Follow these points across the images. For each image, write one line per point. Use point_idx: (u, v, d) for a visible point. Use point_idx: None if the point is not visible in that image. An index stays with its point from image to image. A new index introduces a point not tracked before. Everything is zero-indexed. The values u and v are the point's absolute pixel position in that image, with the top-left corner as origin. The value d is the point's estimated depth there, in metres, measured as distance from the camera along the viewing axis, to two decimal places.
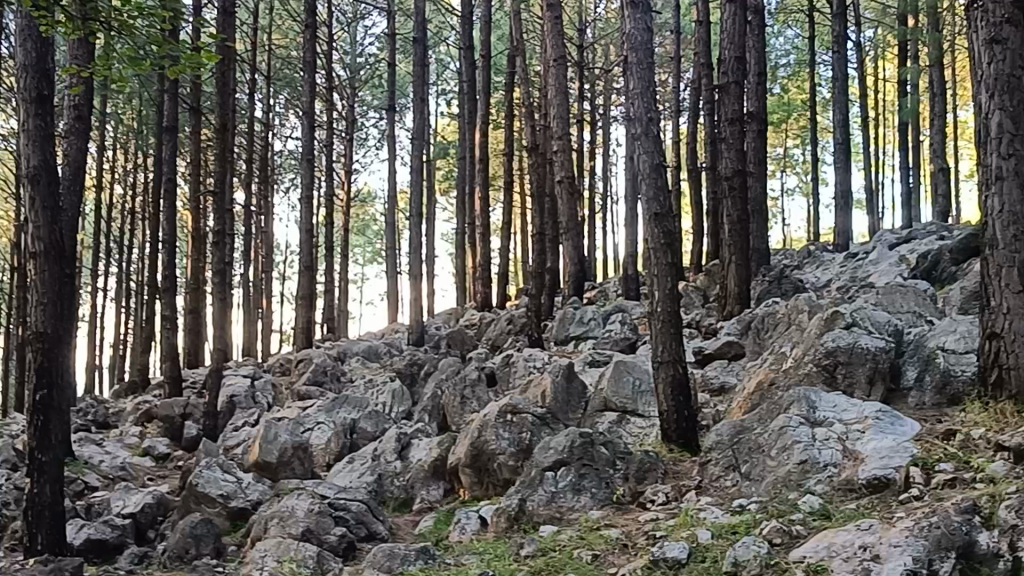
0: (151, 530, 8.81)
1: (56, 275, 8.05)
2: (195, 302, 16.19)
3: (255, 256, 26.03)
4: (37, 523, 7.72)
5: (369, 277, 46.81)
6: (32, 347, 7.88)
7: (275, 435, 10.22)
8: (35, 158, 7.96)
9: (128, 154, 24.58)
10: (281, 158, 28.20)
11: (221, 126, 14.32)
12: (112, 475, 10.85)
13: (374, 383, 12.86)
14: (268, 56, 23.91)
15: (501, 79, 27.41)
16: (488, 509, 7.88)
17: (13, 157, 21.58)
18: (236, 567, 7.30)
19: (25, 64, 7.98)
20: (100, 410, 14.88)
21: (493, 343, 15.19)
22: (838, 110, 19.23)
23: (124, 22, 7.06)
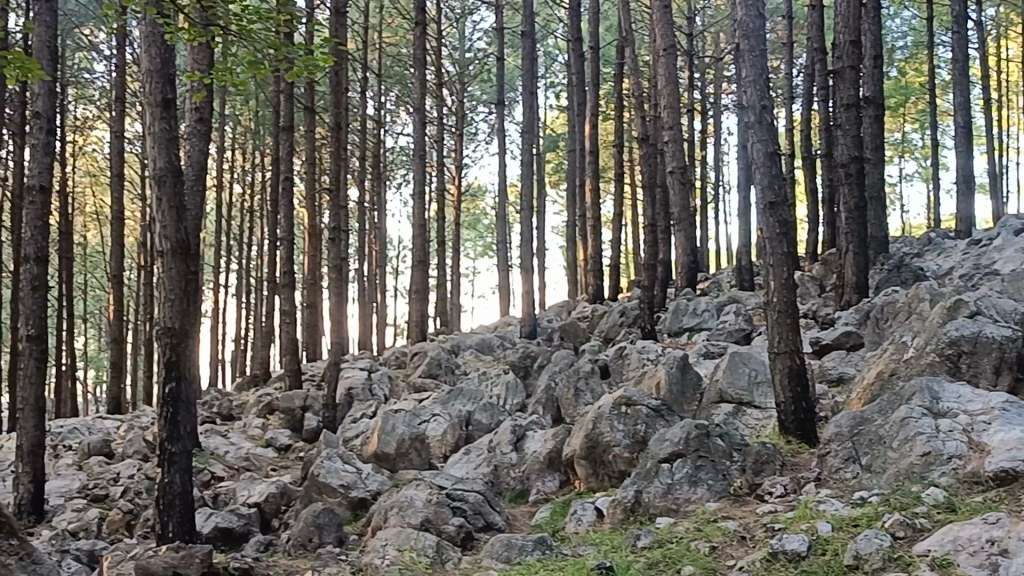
0: (275, 519, 9.07)
1: (182, 273, 8.27)
2: (313, 297, 16.54)
3: (369, 250, 26.47)
4: (168, 512, 8.02)
5: (481, 270, 47.17)
6: (160, 342, 8.14)
7: (393, 426, 10.37)
8: (161, 160, 8.24)
9: (246, 154, 25.23)
10: (392, 155, 28.59)
11: (336, 124, 14.60)
12: (236, 466, 11.19)
13: (488, 375, 12.96)
14: (380, 55, 24.32)
15: (610, 70, 27.33)
16: (604, 501, 7.89)
17: (137, 159, 22.34)
18: (358, 556, 7.48)
19: (149, 70, 8.29)
20: (225, 403, 15.33)
21: (606, 335, 15.16)
22: (959, 93, 18.64)
23: (243, 28, 7.31)
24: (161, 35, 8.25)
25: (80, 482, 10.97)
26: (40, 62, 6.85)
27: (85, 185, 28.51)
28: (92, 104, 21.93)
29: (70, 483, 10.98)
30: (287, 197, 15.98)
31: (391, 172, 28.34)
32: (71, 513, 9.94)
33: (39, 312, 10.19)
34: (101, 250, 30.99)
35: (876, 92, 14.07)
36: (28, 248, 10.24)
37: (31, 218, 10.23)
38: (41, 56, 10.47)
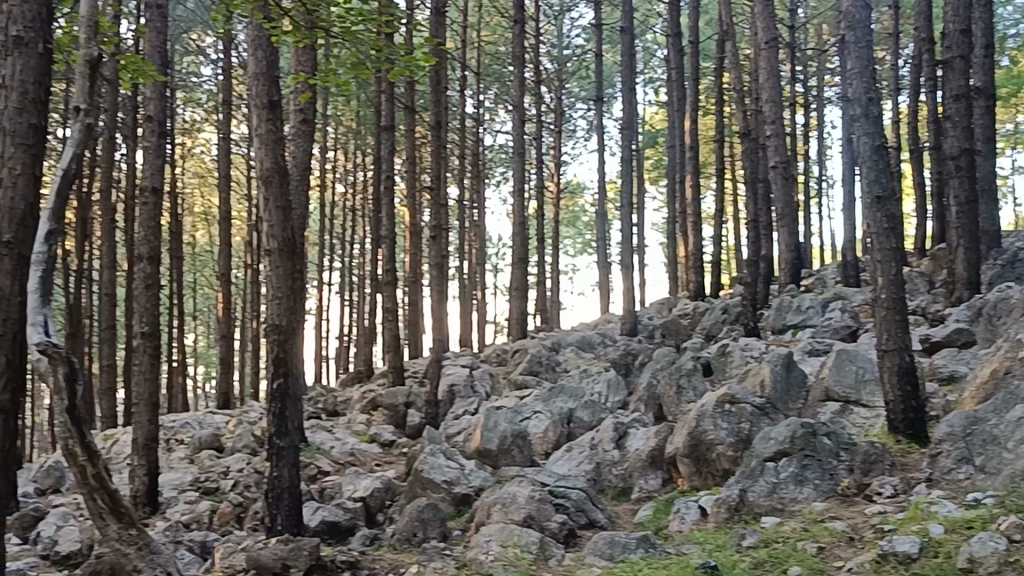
0: (380, 514, 9.20)
1: (288, 271, 8.42)
2: (414, 294, 16.72)
3: (469, 248, 26.63)
4: (277, 505, 8.19)
5: (580, 267, 47.10)
6: (268, 339, 8.32)
7: (496, 423, 10.42)
8: (267, 161, 8.42)
9: (348, 153, 25.60)
10: (491, 153, 28.73)
11: (436, 123, 14.74)
12: (342, 461, 11.39)
13: (589, 373, 12.94)
14: (479, 53, 24.46)
15: (710, 64, 27.03)
16: (708, 500, 7.82)
17: (244, 160, 22.81)
18: (462, 552, 7.54)
19: (256, 73, 8.49)
20: (330, 399, 15.60)
21: (708, 332, 15.01)
22: None
23: (348, 29, 7.43)
24: (268, 38, 8.45)
25: (192, 475, 11.30)
26: (153, 64, 7.15)
27: (194, 186, 29.25)
28: (200, 107, 22.49)
29: (183, 476, 11.31)
30: (388, 196, 16.16)
31: (490, 169, 28.46)
32: (184, 505, 10.24)
33: (152, 310, 10.50)
34: (209, 249, 31.80)
35: (987, 82, 13.64)
36: (142, 246, 10.55)
37: (145, 218, 10.54)
38: (154, 60, 10.77)
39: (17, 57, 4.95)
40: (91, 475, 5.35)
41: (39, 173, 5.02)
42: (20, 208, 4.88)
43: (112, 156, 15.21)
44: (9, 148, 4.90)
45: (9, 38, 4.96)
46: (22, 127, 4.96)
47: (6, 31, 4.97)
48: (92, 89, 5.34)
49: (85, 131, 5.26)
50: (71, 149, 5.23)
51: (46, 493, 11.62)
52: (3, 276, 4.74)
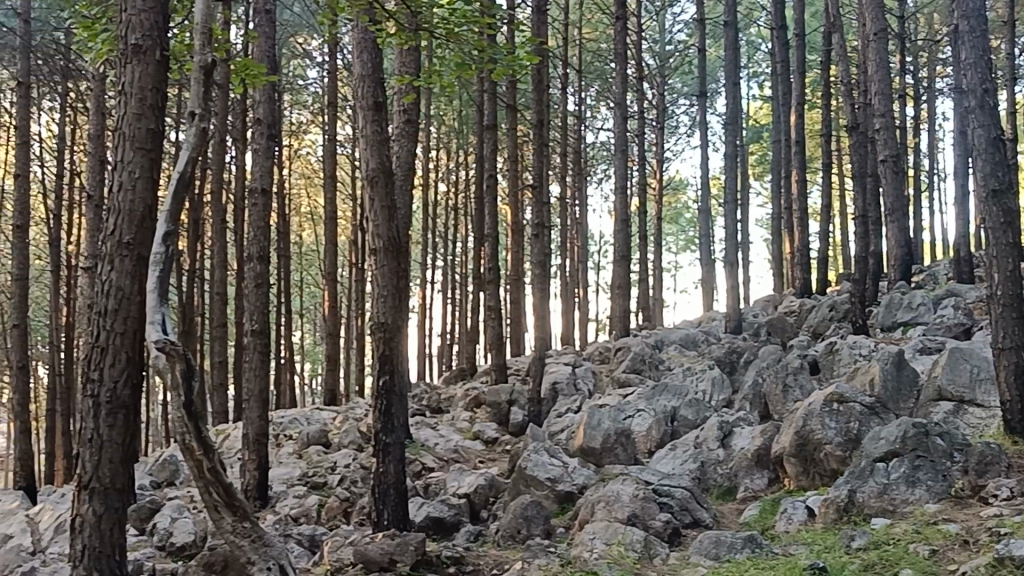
0: (484, 510, 9.26)
1: (394, 270, 8.54)
2: (517, 292, 16.79)
3: (571, 246, 26.62)
4: (383, 500, 8.30)
5: (684, 265, 46.69)
6: (374, 336, 8.47)
7: (599, 420, 10.38)
8: (373, 161, 8.57)
9: (451, 152, 25.80)
10: (593, 150, 28.66)
11: (539, 121, 14.78)
12: (446, 457, 11.49)
13: (693, 371, 12.83)
14: (580, 50, 24.42)
15: (817, 57, 26.54)
16: (816, 500, 7.69)
17: (349, 160, 23.17)
18: (566, 549, 7.55)
19: (362, 75, 8.62)
20: (434, 396, 15.76)
21: (814, 330, 14.75)
22: None
23: (451, 30, 7.54)
24: (373, 40, 8.59)
25: (300, 470, 11.53)
26: (264, 67, 7.34)
27: (300, 186, 29.87)
28: (307, 109, 22.93)
29: (291, 471, 11.56)
30: (490, 193, 16.25)
31: (592, 167, 28.42)
32: (293, 499, 10.46)
33: (262, 308, 10.74)
34: (316, 248, 32.37)
35: None
36: (252, 246, 10.81)
37: (255, 218, 10.78)
38: (263, 64, 11.05)
39: (135, 65, 5.22)
40: (206, 470, 5.20)
41: (156, 176, 5.29)
42: (139, 211, 5.21)
43: (223, 158, 15.61)
44: (129, 153, 5.21)
45: (128, 47, 5.23)
46: (141, 132, 5.23)
47: (126, 39, 5.23)
48: (208, 95, 5.47)
49: (200, 137, 5.46)
50: (187, 153, 5.42)
51: (161, 486, 11.99)
52: (122, 276, 5.13)
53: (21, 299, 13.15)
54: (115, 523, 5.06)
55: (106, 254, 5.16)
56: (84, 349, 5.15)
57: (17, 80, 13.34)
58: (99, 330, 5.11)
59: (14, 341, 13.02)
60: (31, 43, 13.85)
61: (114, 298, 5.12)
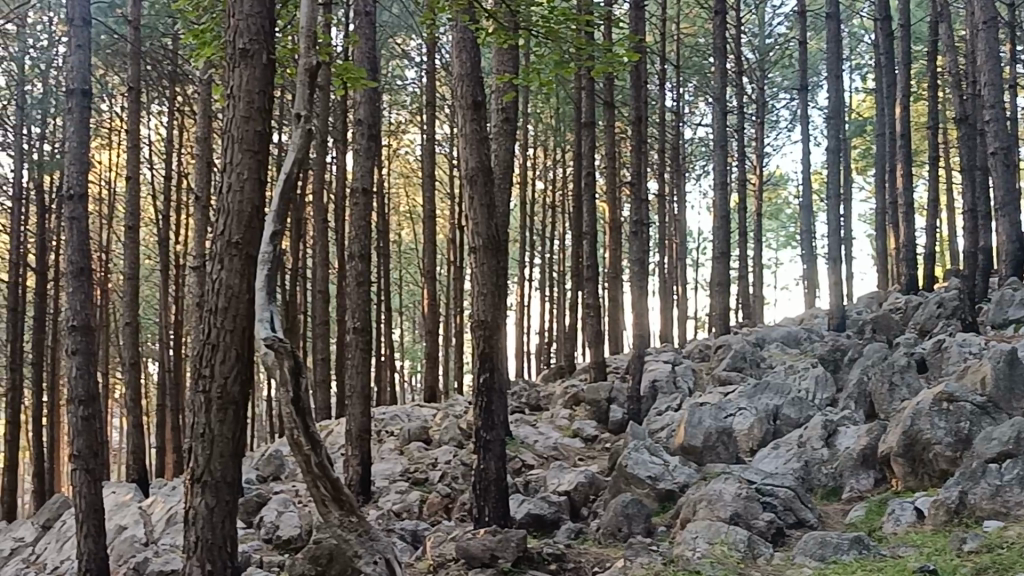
0: (585, 508, 9.25)
1: (494, 268, 8.62)
2: (616, 290, 16.72)
3: (670, 242, 26.41)
4: (484, 497, 8.36)
5: (784, 262, 45.98)
6: (475, 334, 8.56)
7: (700, 419, 10.31)
8: (472, 160, 8.64)
9: (548, 149, 25.80)
10: (691, 146, 28.38)
11: (638, 118, 14.70)
12: (545, 455, 11.52)
13: (795, 369, 12.63)
14: (678, 46, 24.17)
15: (923, 47, 25.85)
16: (925, 501, 7.52)
17: (447, 159, 23.33)
18: (668, 547, 7.50)
19: (461, 74, 8.68)
20: (533, 393, 15.77)
21: (922, 327, 14.39)
22: None
23: (550, 29, 7.61)
24: (473, 40, 8.68)
25: (402, 466, 11.68)
26: (365, 69, 7.46)
27: (400, 185, 30.20)
28: (406, 108, 23.16)
29: (393, 467, 11.70)
30: (588, 191, 16.21)
31: (691, 162, 28.16)
32: (395, 495, 10.59)
33: (364, 306, 10.89)
34: (415, 246, 32.67)
35: None
36: (354, 245, 10.98)
37: (356, 218, 10.95)
38: (364, 66, 11.21)
39: (242, 69, 5.35)
40: (314, 465, 5.27)
41: (264, 177, 5.40)
42: (247, 211, 5.33)
43: (324, 159, 15.84)
44: (237, 155, 5.33)
45: (236, 51, 5.36)
46: (249, 134, 5.35)
47: (234, 44, 5.36)
48: (312, 97, 5.58)
49: (306, 138, 5.56)
50: (293, 155, 5.54)
51: (267, 480, 12.23)
52: (231, 275, 5.26)
53: (132, 297, 13.53)
54: (225, 515, 5.20)
55: (216, 254, 5.30)
56: (196, 346, 5.29)
57: (128, 86, 13.73)
58: (210, 328, 5.24)
59: (127, 338, 13.42)
60: (142, 50, 14.24)
61: (224, 296, 5.25)
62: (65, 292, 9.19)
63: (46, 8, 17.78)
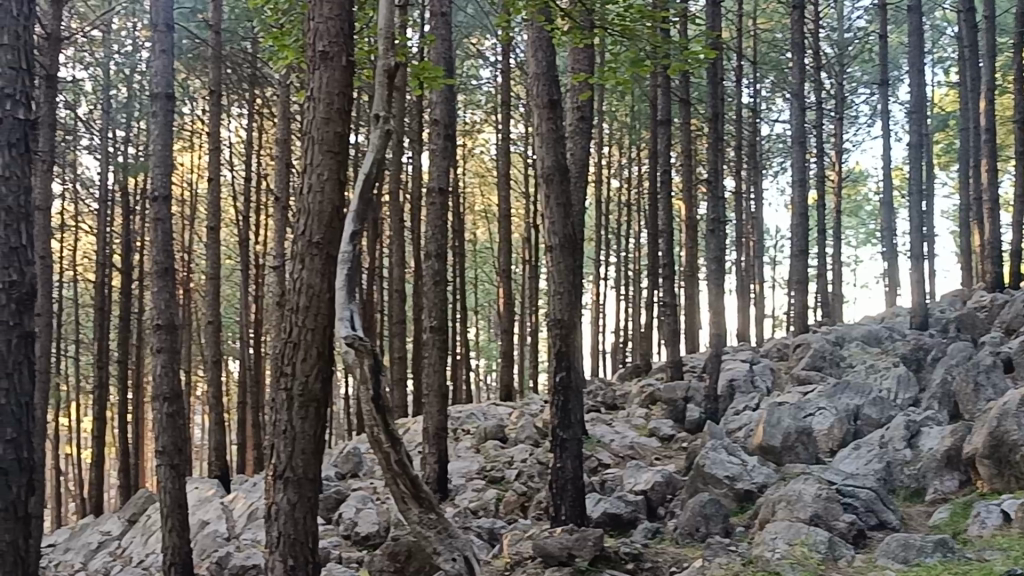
0: (662, 507, 9.21)
1: (570, 267, 8.63)
2: (692, 288, 16.59)
3: (747, 240, 26.10)
4: (561, 495, 8.37)
5: (865, 259, 45.21)
6: (553, 332, 8.60)
7: (779, 419, 10.19)
8: (549, 158, 8.65)
9: (623, 147, 25.68)
10: (768, 142, 28.05)
11: (715, 114, 14.59)
12: (621, 454, 11.49)
13: (876, 369, 12.42)
14: (755, 42, 23.89)
15: (1009, 39, 25.20)
16: (1013, 503, 7.35)
17: (522, 157, 23.35)
18: (747, 547, 7.44)
19: (537, 73, 8.71)
20: (609, 392, 15.71)
21: (1008, 326, 14.04)
22: None
23: (626, 27, 7.63)
24: (548, 39, 8.70)
25: (478, 464, 11.74)
26: (442, 70, 7.56)
27: (475, 185, 30.31)
28: (481, 108, 23.24)
29: (469, 465, 11.75)
30: (664, 188, 16.09)
31: (769, 160, 27.83)
32: (472, 493, 10.64)
33: (441, 305, 10.96)
34: (490, 244, 32.77)
35: None
36: (430, 245, 11.05)
37: (433, 218, 11.04)
38: (440, 66, 11.28)
39: (323, 70, 5.42)
40: (394, 462, 5.36)
41: (345, 177, 5.47)
42: (328, 211, 5.40)
43: (400, 160, 15.94)
44: (318, 156, 5.41)
45: (316, 54, 5.44)
46: (329, 136, 5.42)
47: (314, 47, 5.44)
48: (391, 98, 5.63)
49: (384, 138, 5.62)
50: (372, 155, 5.60)
51: (346, 477, 12.36)
52: (312, 274, 5.33)
53: (214, 297, 13.77)
54: (307, 511, 5.27)
55: (298, 254, 5.39)
56: (279, 344, 5.38)
57: (209, 89, 14.00)
58: (292, 326, 5.33)
59: (209, 337, 13.67)
60: (223, 55, 14.51)
61: (305, 295, 5.33)
62: (150, 291, 9.41)
63: (131, 14, 18.18)
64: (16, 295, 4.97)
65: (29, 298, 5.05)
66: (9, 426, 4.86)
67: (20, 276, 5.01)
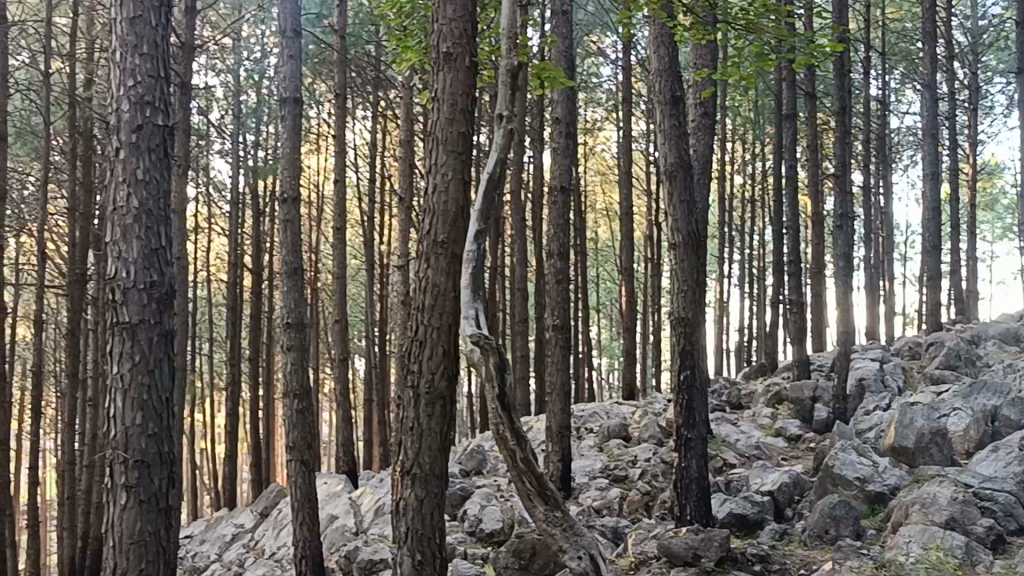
0: (789, 509, 9.03)
1: (694, 264, 8.56)
2: (820, 286, 16.25)
3: (876, 237, 25.38)
4: (686, 495, 8.31)
5: (1002, 255, 43.54)
6: (677, 330, 8.63)
7: (911, 419, 9.88)
8: (671, 155, 8.59)
9: (746, 143, 25.25)
10: (898, 135, 27.23)
11: (842, 107, 14.25)
12: (747, 454, 11.34)
13: (1014, 368, 11.95)
14: (883, 32, 23.20)
15: None
16: None
17: (644, 155, 23.16)
18: (879, 551, 7.25)
19: (660, 69, 8.65)
20: (734, 391, 15.51)
21: None
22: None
23: (750, 22, 7.55)
24: (670, 35, 8.61)
25: (602, 462, 11.72)
26: (564, 69, 7.60)
27: (597, 183, 30.19)
28: (602, 106, 23.12)
29: (593, 463, 11.74)
30: (790, 183, 15.78)
31: (899, 153, 27.02)
32: (596, 491, 10.63)
33: (563, 303, 10.95)
34: (612, 242, 32.62)
35: None
36: (552, 243, 11.07)
37: (555, 216, 11.05)
38: (561, 65, 11.26)
39: (447, 72, 5.49)
40: (520, 460, 5.44)
41: (469, 177, 5.51)
42: (452, 211, 5.45)
43: (522, 158, 15.98)
44: (442, 156, 5.47)
45: (440, 55, 5.52)
46: (453, 136, 5.48)
47: (438, 48, 5.52)
48: (514, 96, 5.65)
49: (507, 138, 5.64)
50: (495, 156, 5.63)
51: (470, 474, 12.46)
52: (437, 273, 5.40)
53: (342, 296, 14.04)
54: (434, 507, 5.35)
55: (425, 253, 5.47)
56: (405, 342, 5.47)
57: (335, 92, 14.25)
58: (419, 325, 5.41)
59: (337, 335, 13.94)
60: (348, 58, 14.76)
61: (431, 294, 5.39)
62: (280, 291, 9.65)
63: (259, 21, 18.66)
64: (156, 294, 5.18)
65: (168, 297, 5.25)
66: (150, 421, 5.06)
67: (159, 276, 5.21)
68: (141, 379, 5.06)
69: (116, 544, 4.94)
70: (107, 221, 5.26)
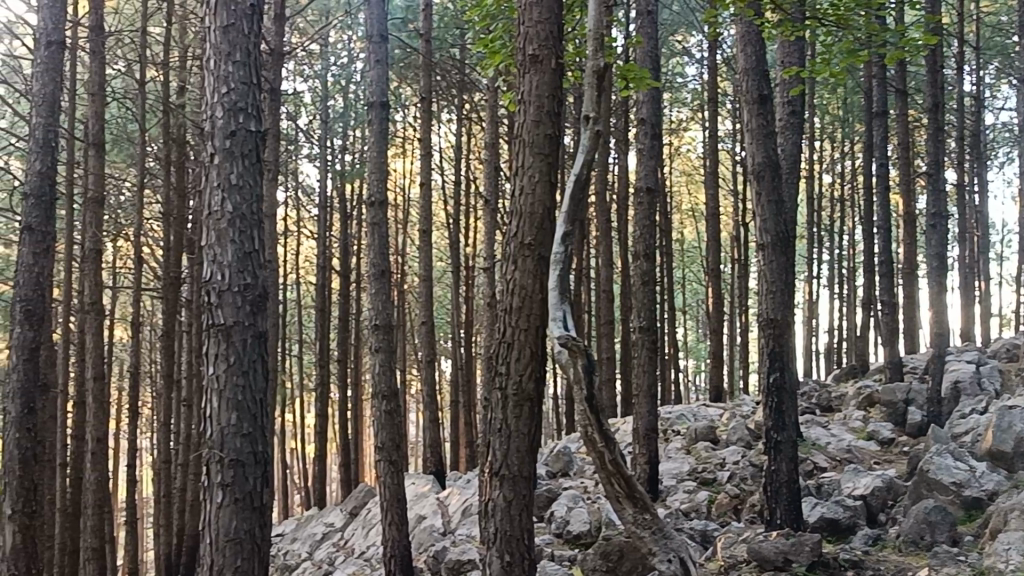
0: (883, 513, 8.86)
1: (783, 264, 8.44)
2: (913, 286, 15.88)
3: (971, 235, 24.73)
4: (776, 498, 8.20)
5: None
6: (766, 331, 8.50)
7: (1009, 423, 9.61)
8: (760, 155, 8.49)
9: (835, 141, 24.81)
10: (993, 132, 26.50)
11: (935, 104, 13.93)
12: (838, 457, 11.14)
13: None
14: (976, 26, 22.59)
15: None
16: None
17: (730, 155, 22.88)
18: (978, 557, 7.05)
19: (747, 68, 8.55)
20: (824, 394, 15.26)
21: None
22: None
23: (840, 17, 7.42)
24: (757, 33, 8.53)
25: (690, 465, 11.63)
26: (649, 69, 7.57)
27: (682, 183, 29.94)
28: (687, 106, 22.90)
29: (681, 466, 11.66)
30: (880, 181, 15.45)
31: (994, 150, 26.31)
32: (684, 494, 10.54)
33: (649, 304, 10.86)
34: (698, 243, 32.33)
35: None
36: (638, 244, 10.99)
37: (640, 217, 10.98)
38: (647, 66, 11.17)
39: (533, 74, 5.51)
40: (608, 461, 5.42)
41: (556, 178, 5.51)
42: (539, 213, 5.45)
43: (607, 159, 15.89)
44: (529, 158, 5.49)
45: (526, 57, 5.53)
46: (539, 138, 5.48)
47: (524, 50, 5.53)
48: (600, 98, 5.64)
49: (594, 139, 5.63)
50: (581, 156, 5.62)
51: (556, 476, 12.45)
52: (525, 275, 5.41)
53: (428, 297, 14.12)
54: (523, 507, 5.35)
55: (512, 255, 5.48)
56: (493, 344, 5.49)
57: (420, 96, 14.32)
58: (506, 327, 5.42)
59: (423, 336, 14.03)
60: (434, 63, 14.82)
61: (518, 296, 5.40)
62: (368, 293, 9.75)
63: (346, 27, 18.90)
64: (250, 297, 5.27)
65: (262, 299, 5.34)
66: (245, 421, 5.16)
67: (253, 278, 5.30)
68: (236, 380, 5.17)
69: (213, 541, 5.05)
70: (203, 225, 5.38)
